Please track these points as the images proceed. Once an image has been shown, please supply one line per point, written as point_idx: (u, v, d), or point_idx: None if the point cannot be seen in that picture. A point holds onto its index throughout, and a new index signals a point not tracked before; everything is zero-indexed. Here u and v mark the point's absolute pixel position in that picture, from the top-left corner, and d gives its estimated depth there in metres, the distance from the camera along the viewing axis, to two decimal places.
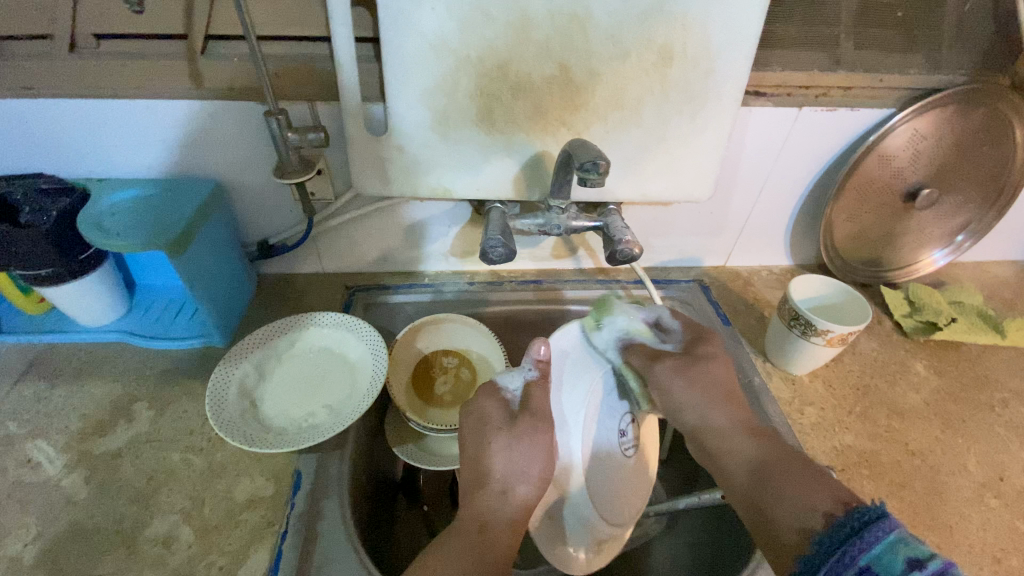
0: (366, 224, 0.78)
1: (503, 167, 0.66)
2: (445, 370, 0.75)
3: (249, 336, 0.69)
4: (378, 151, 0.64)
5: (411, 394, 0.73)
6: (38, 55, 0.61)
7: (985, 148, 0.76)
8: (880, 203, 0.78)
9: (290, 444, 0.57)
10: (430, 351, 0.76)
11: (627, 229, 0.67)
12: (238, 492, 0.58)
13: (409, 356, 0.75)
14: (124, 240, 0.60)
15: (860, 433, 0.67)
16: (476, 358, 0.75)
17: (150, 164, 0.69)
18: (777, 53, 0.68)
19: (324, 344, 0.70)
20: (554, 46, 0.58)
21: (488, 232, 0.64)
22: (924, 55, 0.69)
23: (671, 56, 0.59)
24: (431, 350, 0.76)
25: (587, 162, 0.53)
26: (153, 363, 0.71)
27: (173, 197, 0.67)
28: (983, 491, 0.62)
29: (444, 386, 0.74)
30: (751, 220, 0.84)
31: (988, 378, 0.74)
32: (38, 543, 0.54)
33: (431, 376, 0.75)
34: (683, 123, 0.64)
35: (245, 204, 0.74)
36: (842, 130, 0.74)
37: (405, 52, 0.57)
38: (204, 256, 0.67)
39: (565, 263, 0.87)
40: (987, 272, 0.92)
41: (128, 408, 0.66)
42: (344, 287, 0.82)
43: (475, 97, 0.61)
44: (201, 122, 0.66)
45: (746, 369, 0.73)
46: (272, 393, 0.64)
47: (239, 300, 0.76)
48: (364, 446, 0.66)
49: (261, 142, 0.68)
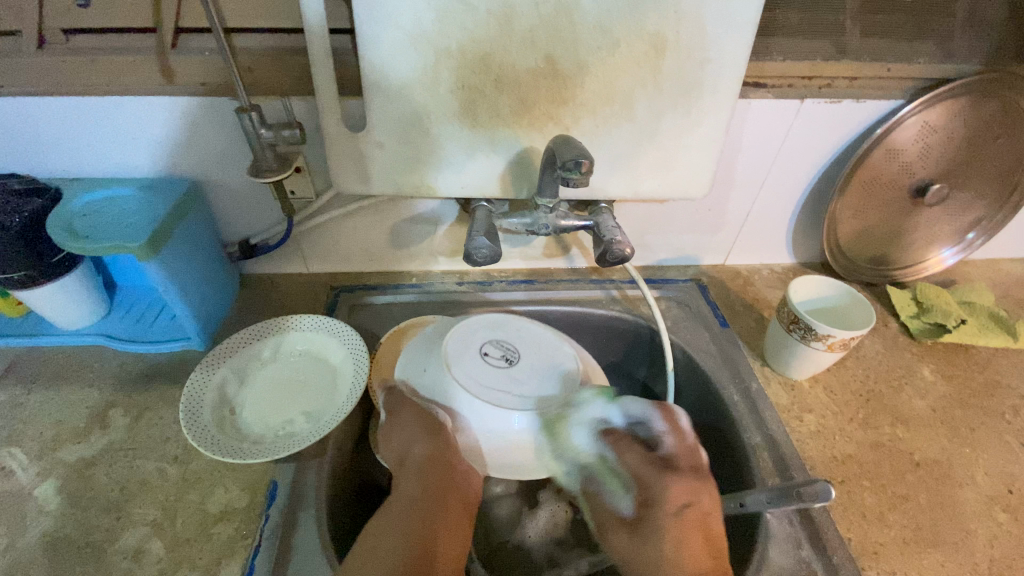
0: (350, 223, 0.76)
1: (488, 165, 0.64)
2: None
3: (226, 341, 0.66)
4: (357, 148, 0.62)
5: None
6: (3, 50, 0.59)
7: (999, 141, 0.72)
8: (887, 199, 0.74)
9: (264, 453, 0.55)
10: None
11: (618, 228, 0.64)
12: (212, 503, 0.57)
13: None
14: (94, 242, 0.58)
15: (863, 442, 0.64)
16: None
17: (125, 164, 0.67)
18: (777, 42, 0.64)
19: (304, 349, 0.68)
20: (539, 36, 0.55)
21: (472, 232, 0.62)
22: (935, 43, 0.65)
23: (664, 46, 0.56)
24: None
25: (570, 161, 0.50)
26: (132, 367, 0.70)
27: (147, 197, 0.65)
28: (991, 504, 0.59)
29: None
30: (751, 217, 0.80)
31: (999, 384, 0.71)
32: (5, 555, 0.53)
33: None
34: (677, 117, 0.61)
35: (224, 203, 0.72)
36: (848, 123, 0.70)
37: (382, 43, 0.54)
38: (180, 257, 0.65)
39: (557, 262, 0.85)
40: (999, 270, 0.88)
41: (104, 414, 0.64)
42: (329, 287, 0.80)
43: (457, 91, 0.58)
44: (175, 118, 0.64)
45: (743, 374, 0.69)
46: (249, 399, 0.62)
47: (220, 302, 0.74)
48: (345, 453, 0.64)
49: (238, 140, 0.66)
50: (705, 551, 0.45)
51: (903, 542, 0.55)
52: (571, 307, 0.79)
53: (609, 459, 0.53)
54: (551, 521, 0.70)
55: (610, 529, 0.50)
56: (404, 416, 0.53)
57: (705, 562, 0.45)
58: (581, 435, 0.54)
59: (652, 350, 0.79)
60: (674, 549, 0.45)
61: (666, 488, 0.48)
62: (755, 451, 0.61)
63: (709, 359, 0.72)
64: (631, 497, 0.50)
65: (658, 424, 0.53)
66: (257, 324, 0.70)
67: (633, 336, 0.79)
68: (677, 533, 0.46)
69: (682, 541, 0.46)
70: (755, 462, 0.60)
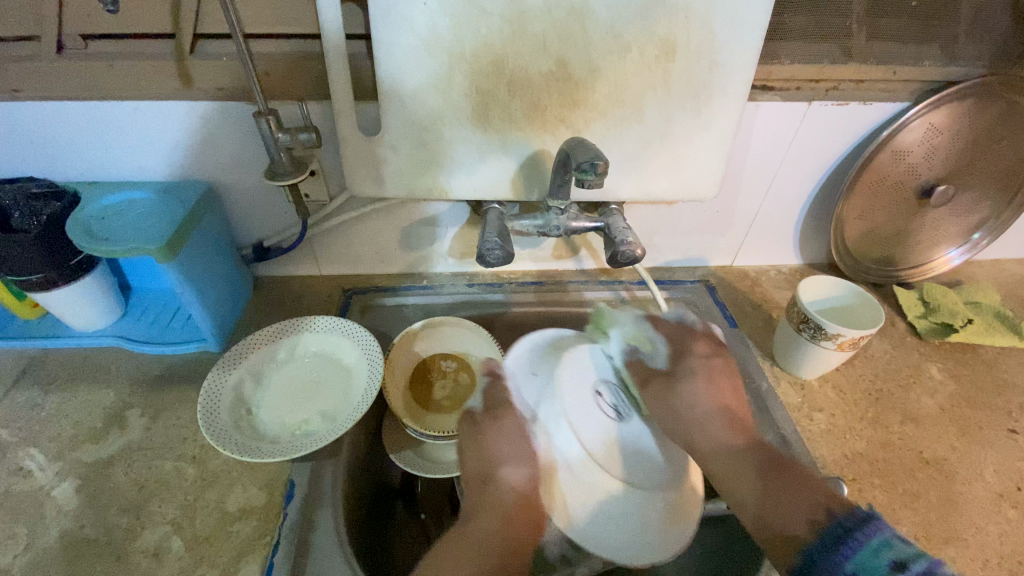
0: (362, 226, 0.77)
1: (501, 167, 0.64)
2: (443, 374, 0.73)
3: (241, 342, 0.67)
4: (372, 151, 0.63)
5: (409, 398, 0.70)
6: (24, 55, 0.60)
7: (1004, 142, 0.72)
8: (894, 201, 0.75)
9: (282, 452, 0.56)
10: (427, 354, 0.74)
11: (629, 229, 0.65)
12: (230, 502, 0.57)
13: (406, 360, 0.72)
14: (113, 245, 0.59)
15: (872, 440, 0.64)
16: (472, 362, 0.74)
17: (142, 167, 0.68)
18: (785, 46, 0.65)
19: (319, 350, 0.68)
20: (551, 41, 0.56)
21: (484, 234, 0.62)
22: (940, 46, 0.66)
23: (675, 50, 0.57)
24: (428, 353, 0.74)
25: (584, 162, 0.51)
26: (148, 368, 0.70)
27: (164, 200, 0.66)
28: (1000, 501, 0.59)
29: (443, 390, 0.72)
30: (759, 219, 0.81)
31: (1006, 382, 0.71)
32: (27, 554, 0.53)
33: (429, 380, 0.72)
34: (687, 119, 0.62)
35: (238, 206, 0.73)
36: (854, 125, 0.71)
37: (398, 49, 0.55)
38: (197, 259, 0.66)
39: (566, 264, 0.85)
40: (1004, 270, 0.89)
41: (121, 415, 0.65)
42: (341, 289, 0.81)
43: (470, 95, 0.59)
44: (192, 122, 0.64)
45: (753, 374, 0.70)
46: (265, 399, 0.63)
47: (234, 303, 0.74)
48: (359, 453, 0.64)
49: (254, 144, 0.67)
50: (731, 387, 0.59)
51: (914, 539, 0.56)
52: (580, 309, 0.80)
53: (653, 340, 0.64)
54: None
55: (650, 382, 0.60)
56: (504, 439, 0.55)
57: (728, 398, 0.58)
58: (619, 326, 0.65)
59: None
60: (705, 386, 0.59)
61: (694, 348, 0.62)
62: None
63: None
64: (665, 353, 0.63)
65: (693, 317, 0.66)
66: (272, 325, 0.71)
67: None
68: (709, 372, 0.60)
69: (712, 377, 0.59)
70: None
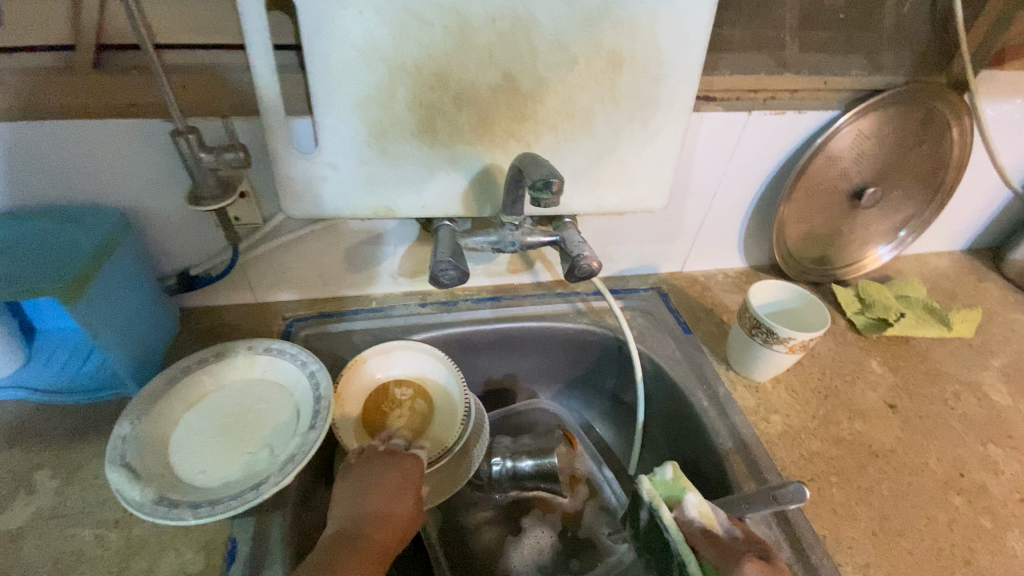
0: (301, 248, 0.71)
1: (450, 183, 0.61)
2: (399, 404, 0.69)
3: (164, 371, 0.60)
4: (308, 169, 0.58)
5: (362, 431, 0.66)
6: None
7: (923, 147, 0.77)
8: (829, 204, 0.79)
9: (222, 510, 0.48)
10: (383, 381, 0.70)
11: (584, 243, 0.63)
12: (162, 570, 0.51)
13: (357, 392, 0.68)
14: (6, 288, 0.51)
15: (826, 438, 0.66)
16: (434, 390, 0.69)
17: (38, 195, 0.60)
18: (725, 57, 0.66)
19: (249, 374, 0.62)
20: (497, 53, 0.54)
21: (436, 253, 0.59)
22: (864, 57, 0.70)
23: (621, 62, 0.56)
24: (384, 380, 0.70)
25: (539, 181, 0.49)
26: (58, 420, 0.62)
27: (68, 229, 0.58)
28: (946, 488, 0.61)
29: (398, 419, 0.67)
30: (706, 224, 0.82)
31: (939, 371, 0.75)
32: None
33: (383, 411, 0.68)
34: (637, 131, 0.61)
35: (159, 233, 0.66)
36: (792, 132, 0.73)
37: (333, 59, 0.51)
38: (109, 295, 0.58)
39: (522, 278, 0.83)
40: (926, 264, 0.95)
41: (28, 478, 0.57)
42: (281, 316, 0.75)
43: (415, 109, 0.56)
44: (96, 143, 0.57)
45: (710, 380, 0.71)
46: (196, 449, 0.55)
47: (158, 339, 0.67)
48: (310, 501, 0.59)
49: (171, 165, 0.60)
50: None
51: (873, 534, 0.57)
52: (538, 324, 0.78)
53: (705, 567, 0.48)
54: (536, 549, 0.67)
55: None
56: (379, 467, 0.55)
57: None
58: (696, 499, 0.52)
59: (620, 361, 0.79)
60: None
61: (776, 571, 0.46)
62: (728, 456, 0.62)
63: (676, 367, 0.73)
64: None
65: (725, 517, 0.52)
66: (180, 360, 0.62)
67: (600, 349, 0.79)
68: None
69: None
70: (731, 467, 0.61)
